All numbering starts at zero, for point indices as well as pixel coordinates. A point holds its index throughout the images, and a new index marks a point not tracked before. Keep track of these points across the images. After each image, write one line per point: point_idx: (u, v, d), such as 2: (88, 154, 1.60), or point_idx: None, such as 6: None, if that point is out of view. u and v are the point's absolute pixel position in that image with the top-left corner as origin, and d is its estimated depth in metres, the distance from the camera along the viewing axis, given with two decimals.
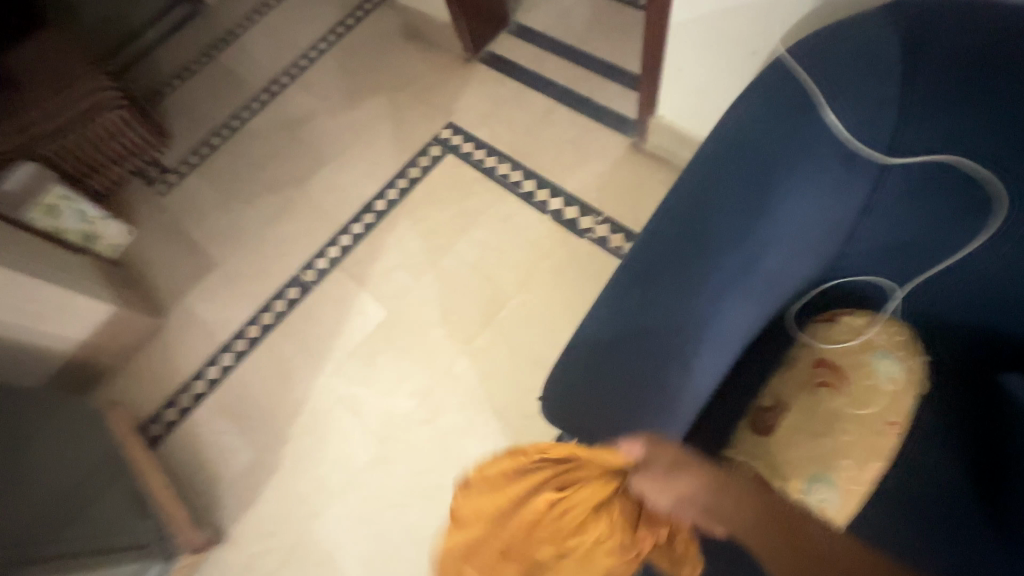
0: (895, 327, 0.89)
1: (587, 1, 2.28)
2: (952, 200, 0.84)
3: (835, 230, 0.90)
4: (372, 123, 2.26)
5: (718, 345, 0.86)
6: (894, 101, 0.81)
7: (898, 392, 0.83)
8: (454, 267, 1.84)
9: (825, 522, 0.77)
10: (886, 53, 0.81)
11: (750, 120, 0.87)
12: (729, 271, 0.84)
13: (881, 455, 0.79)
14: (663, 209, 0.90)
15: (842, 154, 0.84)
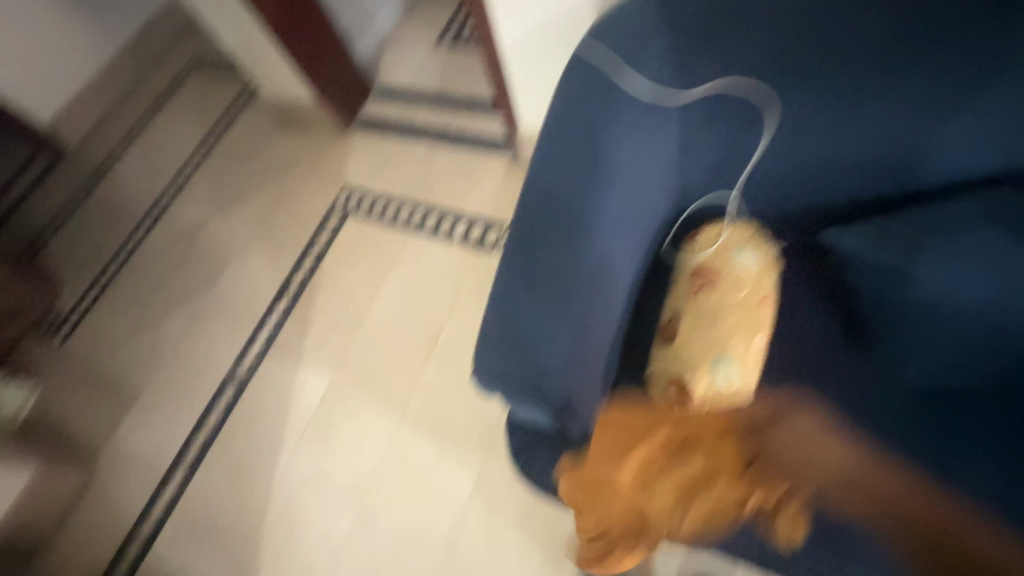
0: (741, 225, 1.06)
1: (437, 54, 2.52)
2: (741, 112, 1.03)
3: (668, 165, 1.08)
4: (268, 210, 2.30)
5: (608, 283, 0.99)
6: (670, 55, 1.01)
7: (758, 273, 0.99)
8: (383, 315, 1.89)
9: (734, 394, 0.90)
10: (652, 23, 1.00)
11: (576, 89, 1.01)
12: (598, 219, 0.97)
13: (759, 326, 0.95)
14: (528, 182, 1.01)
15: (648, 103, 1.02)
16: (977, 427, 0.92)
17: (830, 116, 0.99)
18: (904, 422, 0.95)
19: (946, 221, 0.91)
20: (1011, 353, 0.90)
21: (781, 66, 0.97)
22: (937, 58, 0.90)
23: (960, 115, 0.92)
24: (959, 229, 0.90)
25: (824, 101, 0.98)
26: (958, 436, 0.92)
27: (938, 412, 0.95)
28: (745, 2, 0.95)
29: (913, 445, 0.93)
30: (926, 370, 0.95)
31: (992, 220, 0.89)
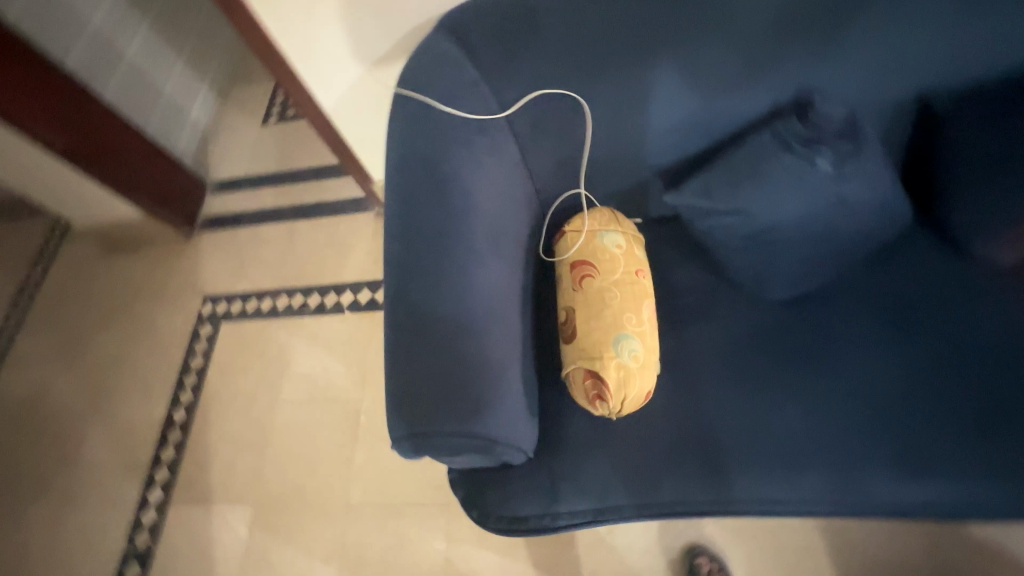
0: (599, 212, 1.13)
1: (268, 133, 2.42)
2: (560, 111, 1.07)
3: (517, 179, 1.12)
4: (122, 348, 2.00)
5: (499, 305, 0.99)
6: (477, 78, 1.05)
7: (627, 249, 1.07)
8: (292, 414, 1.72)
9: (644, 365, 0.93)
10: (454, 55, 1.05)
11: (406, 136, 1.03)
12: (467, 249, 0.98)
13: (643, 297, 1.00)
14: (392, 242, 1.00)
15: (473, 126, 1.04)
16: (842, 313, 1.05)
17: (635, 90, 1.04)
18: (791, 331, 1.05)
19: (751, 156, 1.01)
20: (841, 246, 1.03)
21: (576, 63, 1.03)
22: (698, 19, 0.98)
23: (732, 61, 1.00)
24: (766, 160, 1.00)
25: (623, 82, 1.03)
26: (831, 324, 1.04)
27: (812, 312, 1.06)
28: (528, 18, 1.03)
29: (805, 349, 1.03)
30: (787, 285, 1.06)
31: (791, 147, 0.99)
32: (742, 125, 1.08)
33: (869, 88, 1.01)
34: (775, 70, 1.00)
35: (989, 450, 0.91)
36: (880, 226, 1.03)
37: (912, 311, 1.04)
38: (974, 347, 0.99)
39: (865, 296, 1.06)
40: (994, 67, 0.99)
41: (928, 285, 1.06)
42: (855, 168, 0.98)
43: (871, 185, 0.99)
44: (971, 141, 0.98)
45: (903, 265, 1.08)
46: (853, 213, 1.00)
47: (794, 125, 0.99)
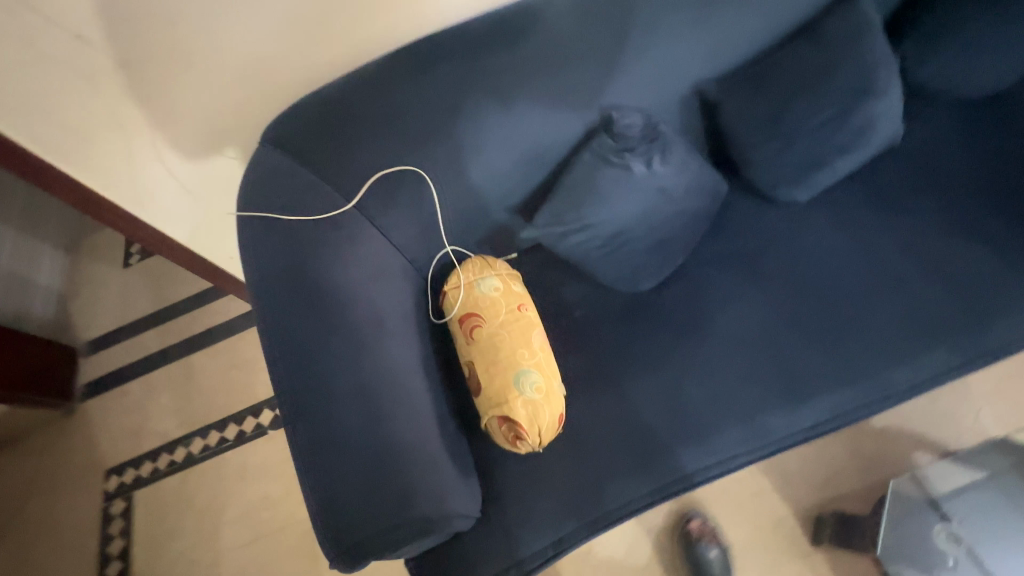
0: (471, 262, 1.19)
1: (133, 274, 2.27)
2: (403, 185, 1.13)
3: (386, 255, 1.14)
4: (21, 563, 1.75)
5: (402, 384, 1.01)
6: (313, 179, 1.08)
7: (504, 289, 1.14)
8: (237, 562, 1.66)
9: (549, 393, 0.97)
10: (284, 164, 1.08)
11: (260, 254, 1.03)
12: (352, 343, 0.99)
13: (531, 328, 1.07)
14: (276, 364, 0.98)
15: (323, 224, 1.07)
16: (704, 281, 1.16)
17: (463, 147, 1.14)
18: (667, 312, 1.15)
19: (580, 176, 1.13)
20: (682, 227, 1.15)
21: (401, 143, 1.11)
22: (491, 79, 1.11)
23: (536, 104, 1.13)
24: (593, 177, 1.12)
25: (449, 146, 1.13)
26: (699, 294, 1.15)
27: (680, 289, 1.16)
28: (344, 116, 1.10)
29: (682, 323, 1.13)
30: (652, 273, 1.15)
31: (608, 158, 1.12)
32: (568, 149, 1.19)
33: (652, 94, 1.16)
34: (576, 100, 1.14)
35: (852, 362, 1.03)
36: (707, 200, 1.17)
37: (755, 260, 1.15)
38: (817, 274, 1.11)
39: (721, 260, 1.17)
40: (743, 49, 1.14)
41: (765, 233, 1.17)
42: (666, 162, 1.12)
43: (684, 170, 1.13)
44: (741, 112, 1.13)
45: (743, 222, 1.19)
46: (677, 198, 1.13)
47: (608, 141, 1.13)
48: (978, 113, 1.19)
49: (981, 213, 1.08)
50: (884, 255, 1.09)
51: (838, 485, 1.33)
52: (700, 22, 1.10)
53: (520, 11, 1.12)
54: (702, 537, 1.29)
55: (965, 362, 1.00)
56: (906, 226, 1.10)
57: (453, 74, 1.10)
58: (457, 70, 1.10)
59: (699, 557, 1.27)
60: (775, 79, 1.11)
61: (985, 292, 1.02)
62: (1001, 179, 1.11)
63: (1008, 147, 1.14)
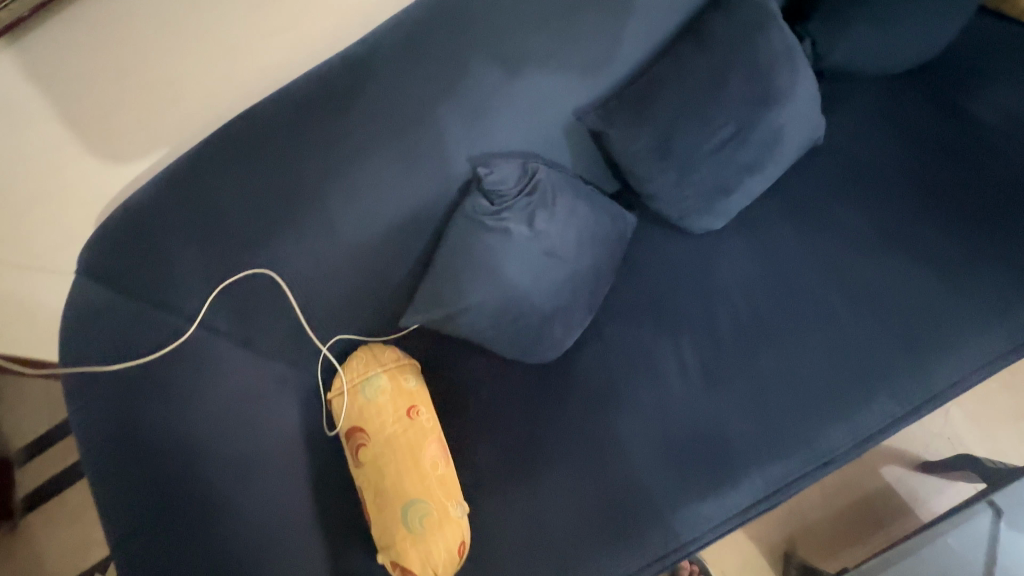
0: (355, 359, 1.03)
1: None
2: (254, 292, 0.96)
3: (252, 372, 0.99)
4: None
5: (280, 532, 0.90)
6: (147, 308, 0.91)
7: (392, 388, 0.98)
8: None
9: (443, 522, 0.87)
10: (105, 299, 0.89)
11: (85, 411, 0.86)
12: (212, 502, 0.86)
13: (423, 438, 0.93)
14: (117, 560, 0.82)
15: (163, 360, 0.90)
16: (618, 339, 0.99)
17: (315, 237, 0.95)
18: (580, 382, 0.98)
19: (453, 249, 0.94)
20: (583, 284, 0.98)
21: (237, 243, 0.92)
22: (328, 151, 0.90)
23: (390, 172, 0.93)
24: (467, 248, 0.93)
25: (296, 237, 0.94)
26: (614, 356, 0.98)
27: (593, 351, 1.00)
28: (161, 225, 0.90)
29: (602, 395, 0.96)
30: (556, 345, 0.98)
31: (484, 223, 0.92)
32: (442, 213, 1.01)
33: (528, 133, 0.97)
34: (436, 156, 0.94)
35: (784, 429, 0.88)
36: (609, 247, 1.01)
37: (671, 307, 0.99)
38: (741, 317, 0.95)
39: (634, 310, 1.01)
40: (622, 65, 0.96)
41: (677, 271, 1.01)
42: (551, 217, 0.95)
43: (570, 222, 0.96)
44: (631, 140, 0.94)
45: (652, 261, 1.04)
46: (568, 255, 0.96)
47: (481, 202, 0.92)
48: (904, 92, 1.04)
49: (912, 217, 0.95)
50: (809, 284, 0.95)
51: (809, 519, 1.18)
52: (566, 44, 0.91)
53: (348, 65, 0.89)
54: None
55: (905, 413, 0.88)
56: (832, 249, 0.96)
57: (279, 152, 0.89)
58: (283, 145, 0.89)
59: None
60: (659, 100, 0.93)
61: (917, 322, 0.89)
62: (933, 173, 0.97)
63: (940, 131, 1.00)
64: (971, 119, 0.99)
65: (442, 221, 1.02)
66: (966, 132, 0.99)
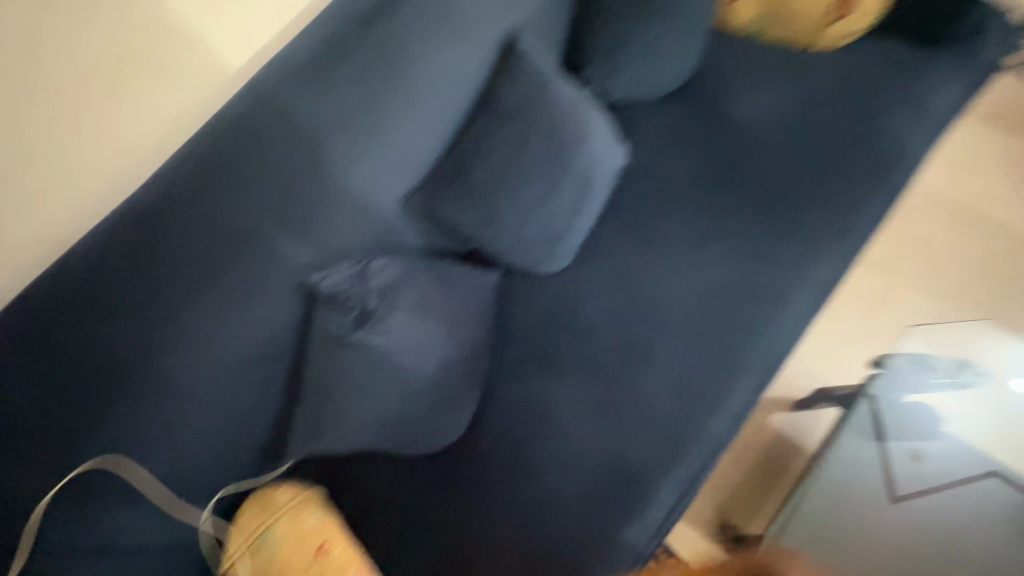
0: (245, 515, 0.92)
1: None
2: (92, 492, 0.81)
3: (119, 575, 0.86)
4: None
5: None
6: None
7: (292, 535, 0.88)
8: None
9: None
10: None
11: None
12: None
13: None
14: None
15: None
16: (512, 397, 1.01)
17: (154, 405, 0.83)
18: (489, 455, 0.97)
19: (319, 372, 0.92)
20: (462, 359, 0.98)
21: (54, 446, 0.77)
22: (142, 311, 0.80)
23: (219, 310, 0.85)
24: (333, 367, 0.91)
25: (130, 414, 0.81)
26: (514, 417, 0.99)
27: (493, 416, 1.00)
28: None
29: (514, 459, 0.96)
30: (453, 426, 0.97)
31: (342, 340, 0.90)
32: (296, 333, 0.95)
33: (363, 230, 0.96)
34: (268, 278, 0.88)
35: (676, 433, 0.95)
36: (475, 314, 1.02)
37: (548, 352, 1.03)
38: (610, 340, 1.02)
39: (515, 364, 1.03)
40: (433, 144, 1.00)
41: (543, 315, 1.06)
42: (408, 308, 0.94)
43: (428, 306, 0.96)
44: (462, 215, 1.01)
45: (518, 312, 1.08)
46: (439, 337, 0.96)
47: (331, 317, 0.91)
48: (679, 107, 1.20)
49: (719, 211, 1.08)
50: (656, 293, 1.04)
51: (729, 490, 1.27)
52: (374, 139, 0.92)
53: (139, 215, 0.79)
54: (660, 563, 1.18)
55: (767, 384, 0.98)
56: (665, 257, 1.07)
57: (80, 329, 0.77)
58: (84, 319, 0.77)
59: None
60: (475, 174, 1.00)
61: (747, 301, 1.02)
62: (723, 169, 1.12)
63: (716, 133, 1.15)
64: (738, 116, 1.16)
65: (299, 341, 0.96)
66: (736, 128, 1.15)
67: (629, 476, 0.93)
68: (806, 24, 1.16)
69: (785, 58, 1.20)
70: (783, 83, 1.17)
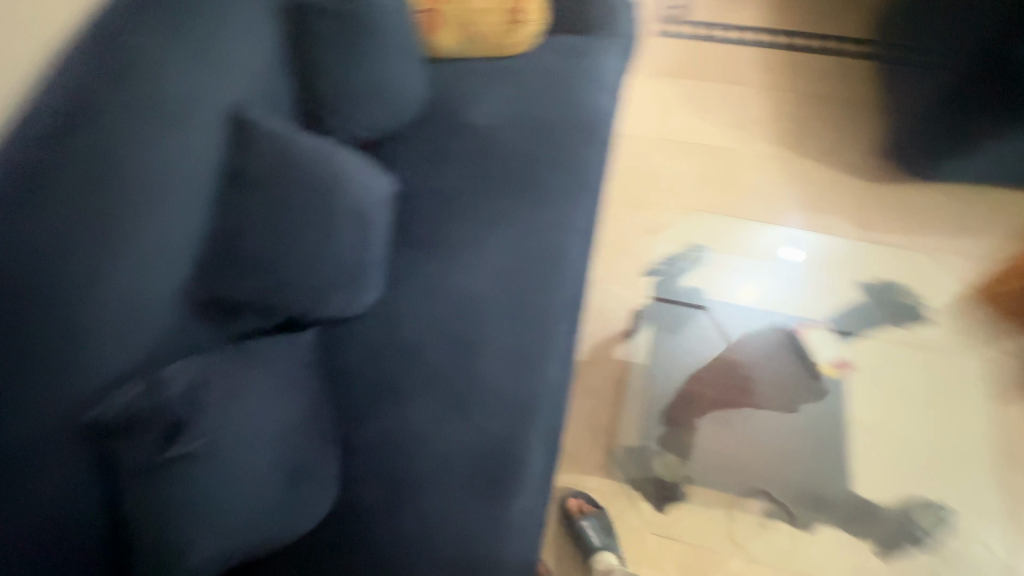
0: None
1: None
2: None
3: None
4: None
5: None
6: None
7: None
8: None
9: None
10: None
11: None
12: None
13: None
14: None
15: None
16: (369, 439, 1.00)
17: None
18: (366, 503, 0.95)
19: (141, 509, 0.83)
20: (299, 425, 0.95)
21: None
22: None
23: None
24: (156, 495, 0.84)
25: None
26: (377, 455, 0.99)
27: (358, 465, 0.99)
28: None
29: (392, 494, 0.96)
30: (317, 493, 0.93)
31: (156, 464, 0.84)
32: (100, 482, 0.85)
33: (136, 344, 0.89)
34: (27, 439, 0.78)
35: (522, 397, 1.04)
36: (301, 376, 1.00)
37: (388, 382, 1.05)
38: (436, 345, 1.08)
39: (362, 406, 1.03)
40: (188, 232, 0.96)
41: (372, 350, 1.09)
42: (220, 400, 0.89)
43: (241, 390, 0.92)
44: (246, 290, 1.01)
45: (347, 357, 1.09)
46: (265, 414, 0.92)
47: (131, 446, 0.84)
48: (423, 129, 1.34)
49: (485, 202, 1.23)
50: (461, 288, 1.13)
51: (605, 426, 1.42)
52: (107, 248, 0.85)
53: None
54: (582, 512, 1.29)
55: None
56: (456, 255, 1.17)
57: None
58: None
59: (585, 533, 1.26)
60: (245, 248, 1.01)
61: (534, 264, 1.17)
62: (476, 168, 1.28)
63: (461, 140, 1.31)
64: (472, 121, 1.34)
65: (106, 488, 0.86)
66: (473, 131, 1.32)
67: (497, 457, 0.99)
68: (493, 37, 1.38)
69: (495, 66, 1.41)
70: (496, 85, 1.38)
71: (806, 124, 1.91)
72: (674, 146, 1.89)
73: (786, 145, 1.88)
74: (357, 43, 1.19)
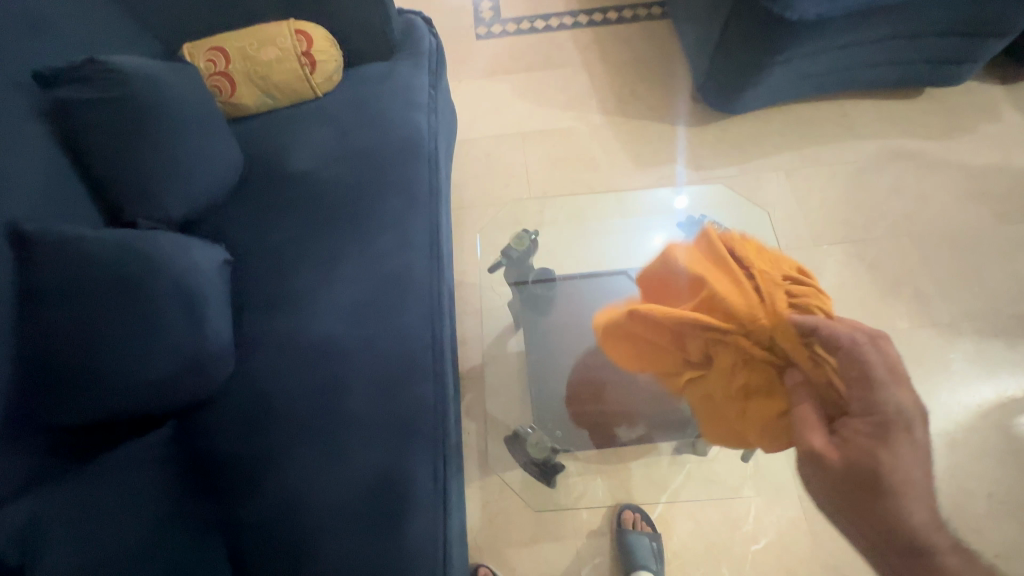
0: None
1: None
2: None
3: None
4: None
5: None
6: None
7: None
8: None
9: None
10: None
11: None
12: None
13: None
14: None
15: None
16: (250, 512, 0.99)
17: None
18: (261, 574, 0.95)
19: None
20: (166, 525, 0.93)
21: None
22: None
23: None
24: None
25: None
26: (262, 526, 0.98)
27: (243, 542, 0.97)
28: None
29: (286, 557, 0.96)
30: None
31: None
32: None
33: None
34: None
35: (398, 424, 1.08)
36: (158, 476, 0.97)
37: (256, 449, 1.03)
38: (302, 399, 1.08)
39: (235, 482, 1.01)
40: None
41: (234, 423, 1.06)
42: (66, 530, 0.83)
43: (89, 512, 0.86)
44: (81, 407, 0.92)
45: (208, 437, 1.05)
46: (123, 528, 0.88)
47: None
48: (246, 189, 1.33)
49: (323, 247, 1.24)
50: (316, 337, 1.14)
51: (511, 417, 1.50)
52: None
53: None
54: (634, 525, 1.38)
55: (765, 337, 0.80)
56: (304, 305, 1.18)
57: None
58: None
59: (629, 541, 1.34)
60: (68, 361, 0.92)
61: (382, 291, 1.20)
62: (307, 215, 1.28)
63: (285, 191, 1.31)
64: (293, 169, 1.33)
65: None
66: (295, 179, 1.32)
67: (385, 486, 1.03)
68: (294, 83, 1.38)
69: (304, 109, 1.42)
70: (309, 128, 1.38)
71: (628, 90, 2.06)
72: (518, 137, 1.98)
73: (616, 111, 2.02)
74: (140, 122, 1.14)
